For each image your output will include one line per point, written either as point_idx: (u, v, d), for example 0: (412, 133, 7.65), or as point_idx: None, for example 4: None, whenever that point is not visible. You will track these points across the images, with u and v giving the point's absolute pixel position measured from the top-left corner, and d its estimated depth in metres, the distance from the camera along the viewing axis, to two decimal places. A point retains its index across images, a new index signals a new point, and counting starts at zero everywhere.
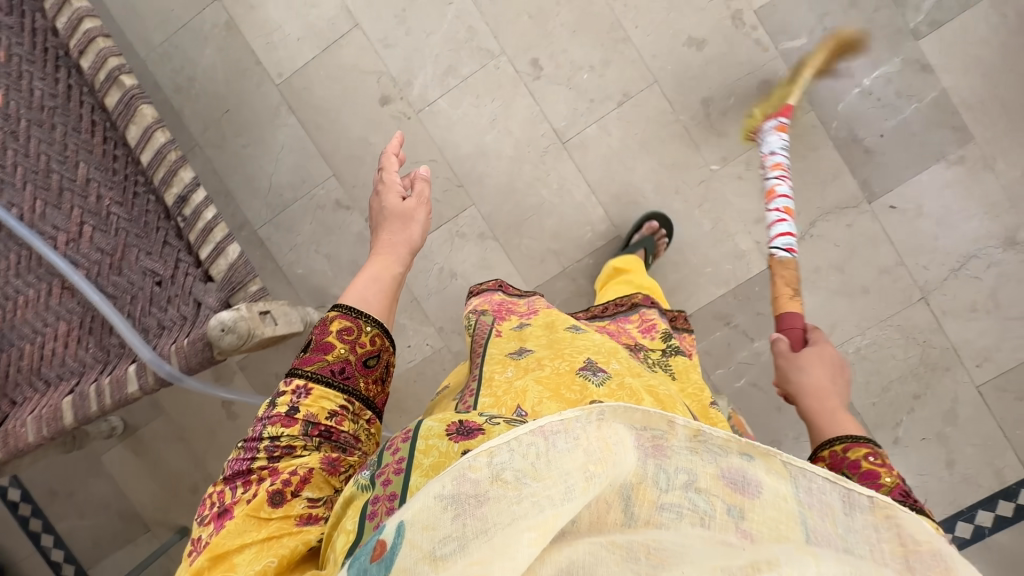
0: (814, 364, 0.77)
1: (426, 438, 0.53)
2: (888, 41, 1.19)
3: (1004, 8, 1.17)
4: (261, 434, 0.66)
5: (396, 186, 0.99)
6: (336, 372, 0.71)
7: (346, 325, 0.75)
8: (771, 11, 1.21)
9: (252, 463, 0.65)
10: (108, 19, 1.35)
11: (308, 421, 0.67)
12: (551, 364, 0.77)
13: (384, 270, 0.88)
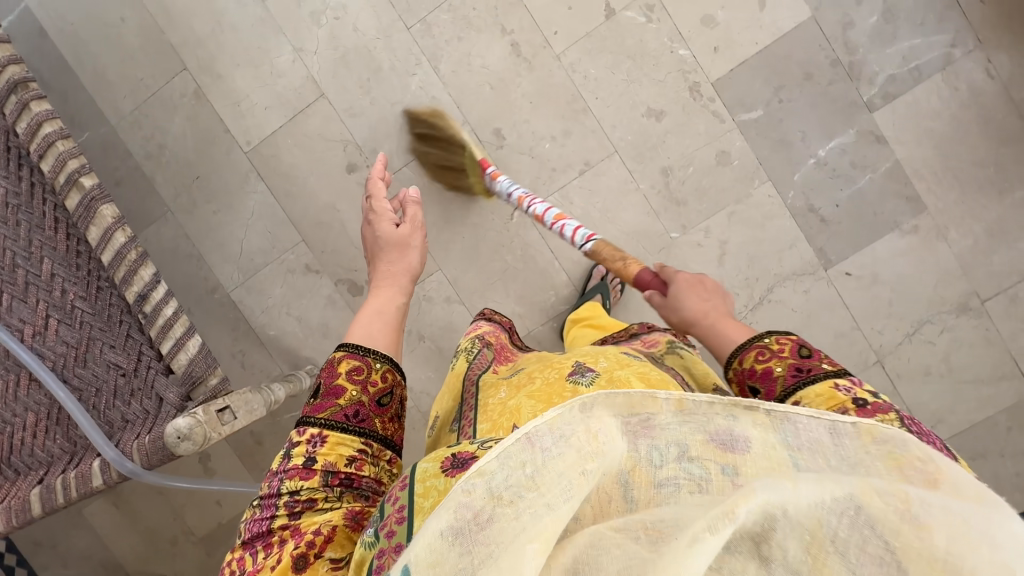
0: (681, 291, 0.77)
1: (424, 481, 0.51)
2: (842, 113, 1.22)
3: (955, 82, 1.19)
4: (278, 489, 0.59)
5: (387, 215, 1.00)
6: (348, 416, 0.65)
7: (355, 365, 0.69)
8: (728, 84, 1.23)
9: (272, 522, 0.58)
10: (79, 87, 1.37)
11: (327, 470, 0.60)
12: (540, 376, 0.78)
13: (387, 301, 0.85)
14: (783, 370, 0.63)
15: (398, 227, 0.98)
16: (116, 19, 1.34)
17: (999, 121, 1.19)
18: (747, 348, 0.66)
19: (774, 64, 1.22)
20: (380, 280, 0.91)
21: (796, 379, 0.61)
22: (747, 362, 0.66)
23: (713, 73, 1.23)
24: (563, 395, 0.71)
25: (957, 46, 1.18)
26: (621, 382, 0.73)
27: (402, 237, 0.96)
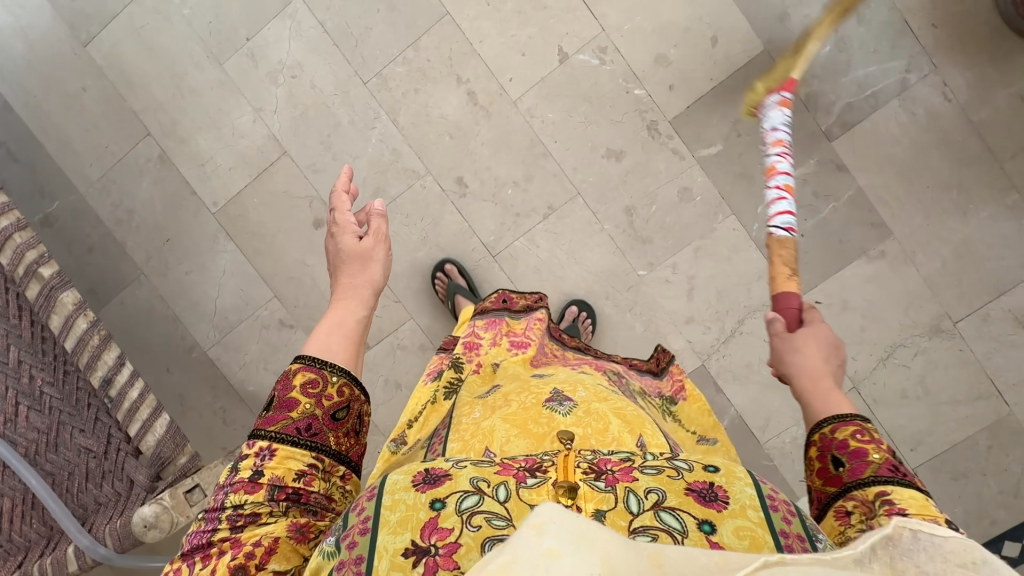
0: (816, 341, 0.66)
1: (393, 492, 0.49)
2: (802, 144, 1.21)
3: (913, 106, 1.18)
4: (222, 503, 0.55)
5: (351, 226, 0.80)
6: (299, 429, 0.59)
7: (310, 377, 0.62)
8: (685, 120, 1.23)
9: (213, 535, 0.54)
10: (46, 158, 1.38)
11: (273, 484, 0.56)
12: (517, 399, 0.73)
13: (345, 315, 0.71)
14: (879, 459, 0.54)
15: (360, 240, 0.79)
16: (76, 88, 1.35)
17: (959, 143, 1.19)
18: (843, 422, 0.57)
19: (730, 99, 1.21)
20: (338, 299, 0.74)
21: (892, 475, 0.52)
22: (841, 435, 0.57)
23: (671, 111, 1.23)
24: (538, 423, 0.67)
25: (912, 71, 1.17)
26: (598, 416, 0.69)
27: (364, 251, 0.77)
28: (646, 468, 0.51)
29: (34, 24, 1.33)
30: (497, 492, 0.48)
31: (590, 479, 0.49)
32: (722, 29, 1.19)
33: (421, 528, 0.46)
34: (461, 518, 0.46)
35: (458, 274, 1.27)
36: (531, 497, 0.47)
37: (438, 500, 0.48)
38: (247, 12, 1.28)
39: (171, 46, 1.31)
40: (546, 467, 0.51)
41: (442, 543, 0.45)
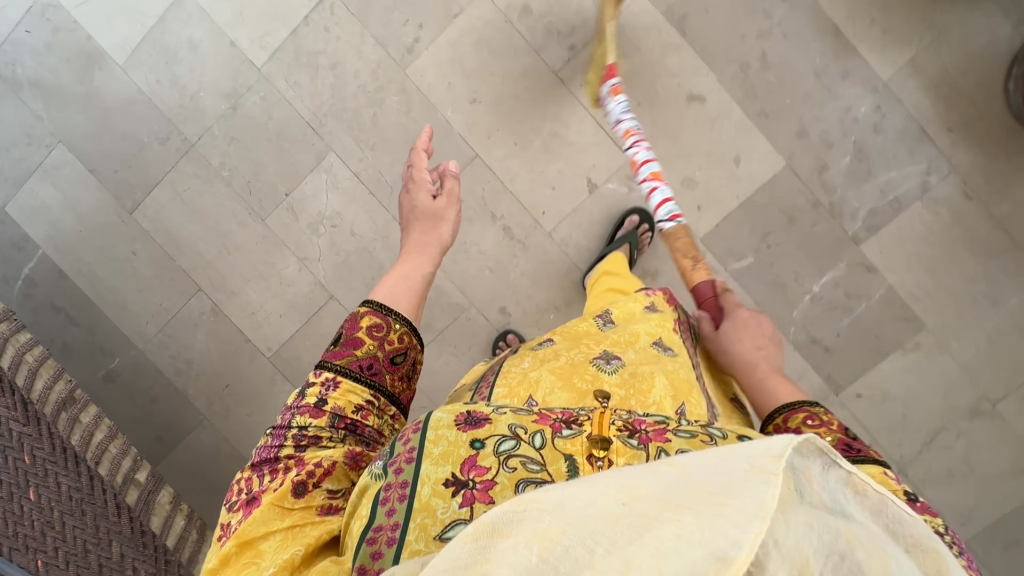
0: (748, 325, 0.84)
1: (437, 428, 0.57)
2: (830, 250, 1.26)
3: (936, 206, 1.23)
4: (290, 423, 0.66)
5: (426, 184, 0.96)
6: (362, 367, 0.70)
7: (375, 323, 0.74)
8: (716, 237, 1.27)
9: (280, 451, 0.64)
10: (102, 319, 1.44)
11: (335, 412, 0.66)
12: (567, 353, 0.80)
13: (414, 268, 0.86)
14: (832, 439, 0.67)
15: (434, 200, 0.95)
16: (127, 253, 1.40)
17: (984, 237, 1.23)
18: (793, 411, 0.73)
19: (757, 214, 1.26)
20: (411, 249, 0.90)
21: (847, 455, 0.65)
22: (793, 422, 0.72)
23: (700, 230, 1.27)
24: (583, 378, 0.75)
25: (932, 174, 1.21)
26: (643, 376, 0.75)
27: (435, 210, 0.94)
28: (680, 433, 0.57)
29: (81, 196, 1.39)
30: (533, 439, 0.56)
31: (623, 435, 0.56)
32: (743, 149, 1.24)
33: (462, 463, 0.54)
34: (499, 458, 0.55)
35: (621, 227, 1.28)
36: (566, 448, 0.55)
37: (478, 440, 0.55)
38: (283, 169, 1.33)
39: (213, 206, 1.37)
40: (582, 421, 0.58)
41: (479, 479, 0.53)
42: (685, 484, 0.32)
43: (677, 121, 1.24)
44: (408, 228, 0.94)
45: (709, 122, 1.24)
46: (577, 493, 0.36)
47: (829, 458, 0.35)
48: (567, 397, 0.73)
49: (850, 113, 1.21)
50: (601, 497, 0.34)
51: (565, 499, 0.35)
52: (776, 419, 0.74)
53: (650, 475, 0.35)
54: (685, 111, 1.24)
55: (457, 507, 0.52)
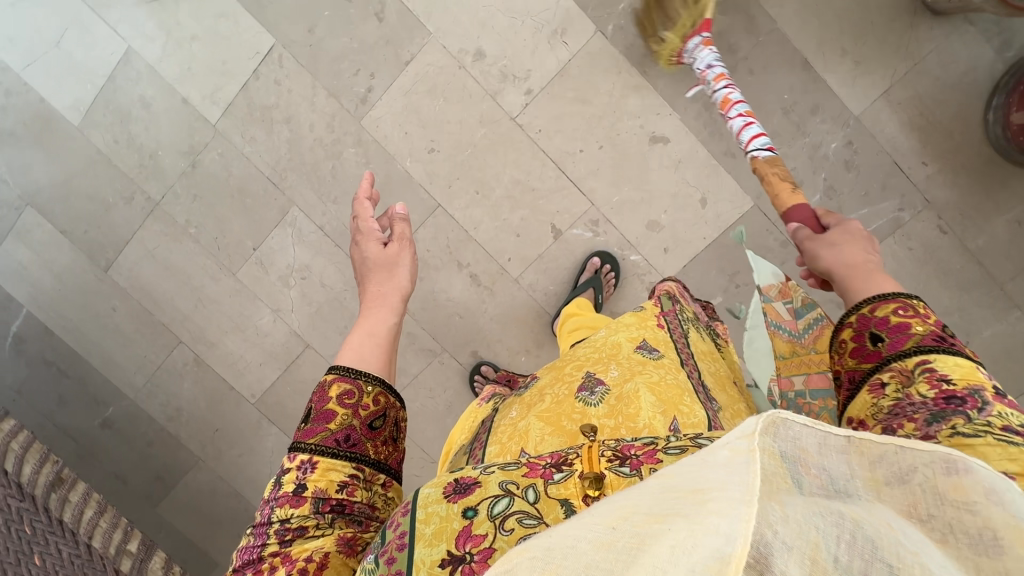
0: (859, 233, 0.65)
1: (426, 507, 0.52)
2: (800, 287, 1.24)
3: (909, 242, 1.19)
4: (269, 518, 0.55)
5: (374, 233, 0.83)
6: (339, 441, 0.58)
7: (346, 388, 0.62)
8: (684, 278, 1.26)
9: (263, 550, 0.54)
10: (92, 371, 1.49)
11: (318, 497, 0.55)
12: (552, 393, 0.79)
13: (377, 320, 0.71)
14: (922, 332, 0.51)
15: (386, 246, 0.81)
16: (108, 309, 1.43)
17: (958, 271, 1.20)
18: (884, 301, 0.55)
19: (725, 254, 1.24)
20: (369, 303, 0.74)
21: (935, 342, 0.50)
22: (881, 313, 0.54)
23: (668, 272, 1.26)
24: (571, 418, 0.73)
25: (906, 209, 1.18)
26: (630, 400, 0.72)
27: (389, 255, 0.79)
28: (670, 450, 0.55)
29: (57, 256, 1.41)
30: (527, 494, 0.52)
31: (615, 466, 0.54)
32: (711, 190, 1.21)
33: (455, 538, 0.50)
34: (494, 522, 0.50)
35: (583, 270, 1.26)
36: (560, 494, 0.52)
37: (469, 508, 0.51)
38: (248, 225, 1.33)
39: (184, 263, 1.38)
40: (572, 461, 0.55)
41: (476, 550, 0.48)
42: (674, 490, 0.29)
43: (641, 163, 1.21)
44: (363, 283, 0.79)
45: (674, 164, 1.20)
46: (570, 529, 0.33)
47: (820, 427, 0.29)
48: (557, 440, 0.71)
49: (820, 150, 1.17)
50: (591, 532, 0.31)
51: (560, 540, 0.32)
52: (855, 313, 0.56)
53: (641, 497, 0.32)
54: (648, 153, 1.20)
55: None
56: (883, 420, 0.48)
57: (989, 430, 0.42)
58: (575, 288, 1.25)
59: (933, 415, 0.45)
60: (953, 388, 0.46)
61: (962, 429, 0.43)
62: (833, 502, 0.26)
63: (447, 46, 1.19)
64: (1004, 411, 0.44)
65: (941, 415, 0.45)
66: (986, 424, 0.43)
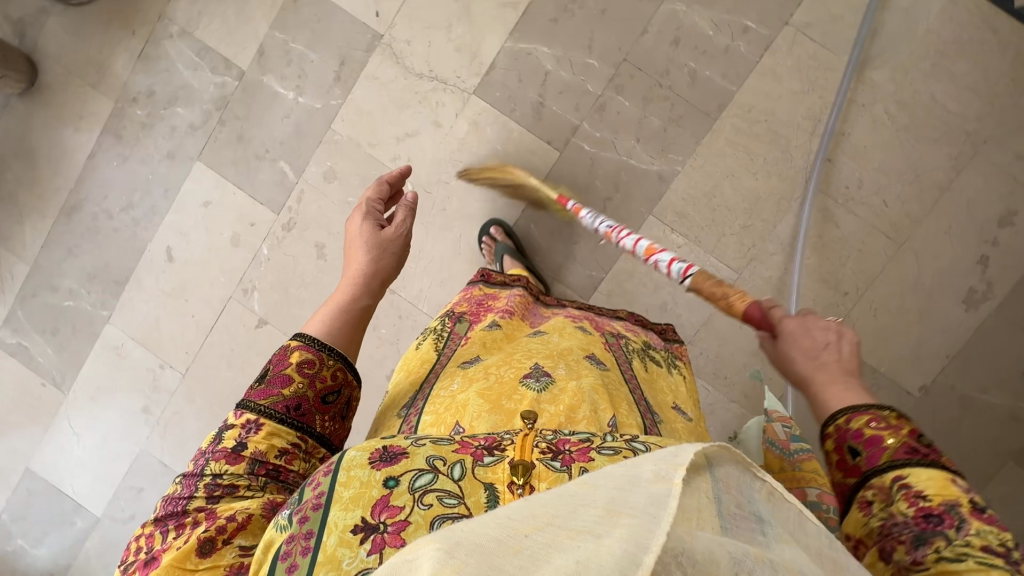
0: (808, 330, 0.69)
1: (349, 471, 0.51)
2: (255, 94, 1.35)
3: (194, 14, 1.35)
4: (205, 471, 0.61)
5: (374, 215, 0.87)
6: (289, 409, 0.64)
7: (307, 357, 0.67)
8: (271, 200, 1.38)
9: (189, 503, 0.59)
10: None
11: (254, 458, 0.61)
12: (497, 373, 0.78)
13: (350, 298, 0.76)
14: (896, 442, 0.55)
15: (382, 228, 0.85)
16: None
17: None
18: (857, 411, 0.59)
19: (243, 170, 1.37)
20: (347, 280, 0.79)
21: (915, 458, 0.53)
22: (854, 423, 0.58)
23: (269, 215, 1.38)
24: (512, 400, 0.72)
25: (171, 31, 1.36)
26: (573, 394, 0.73)
27: (383, 239, 0.83)
28: (605, 449, 0.55)
29: None
30: (452, 471, 0.52)
31: (547, 459, 0.54)
32: (196, 199, 1.40)
33: (372, 506, 0.49)
34: (414, 495, 0.50)
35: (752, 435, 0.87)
36: (486, 477, 0.52)
37: (392, 478, 0.51)
38: None
39: None
40: (503, 447, 0.55)
41: (391, 520, 0.48)
42: (590, 504, 0.33)
43: (190, 263, 1.42)
44: (354, 251, 0.83)
45: (183, 236, 1.41)
46: (480, 523, 0.33)
47: (745, 467, 0.37)
48: (494, 418, 0.69)
49: (145, 119, 1.39)
50: (500, 527, 0.32)
51: (466, 532, 0.32)
52: (834, 423, 0.59)
53: (552, 498, 0.34)
54: (182, 259, 1.42)
55: (365, 556, 0.47)
56: (877, 541, 0.52)
57: (970, 552, 0.46)
58: (522, 255, 1.29)
59: (917, 538, 0.49)
60: (930, 506, 0.50)
61: (946, 553, 0.47)
62: (748, 537, 0.33)
63: (146, 436, 1.49)
64: (982, 527, 0.48)
65: (924, 536, 0.49)
66: (967, 546, 0.47)
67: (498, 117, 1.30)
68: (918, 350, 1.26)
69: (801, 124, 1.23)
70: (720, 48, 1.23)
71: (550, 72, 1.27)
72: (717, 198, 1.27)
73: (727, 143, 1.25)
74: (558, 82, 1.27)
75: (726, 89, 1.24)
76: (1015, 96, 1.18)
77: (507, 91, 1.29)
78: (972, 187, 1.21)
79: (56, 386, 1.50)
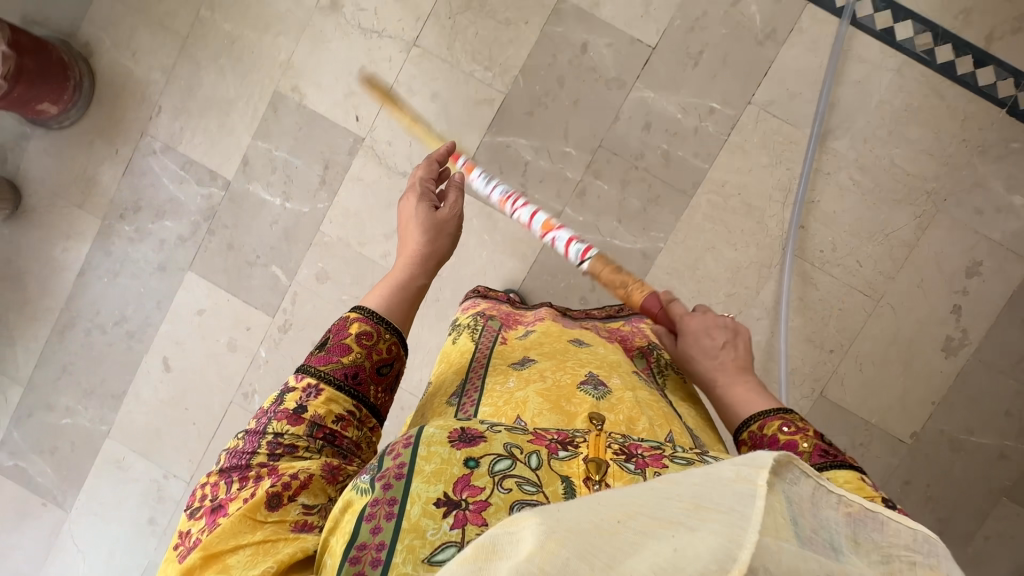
0: (703, 333, 0.82)
1: (428, 445, 0.53)
2: (243, 202, 1.37)
3: (177, 128, 1.37)
4: (265, 428, 0.63)
5: (428, 197, 0.91)
6: (348, 377, 0.67)
7: (366, 329, 0.70)
8: (266, 304, 1.39)
9: (252, 459, 0.61)
10: None
11: (314, 421, 0.63)
12: (553, 376, 0.76)
13: (409, 276, 0.81)
14: (809, 447, 0.65)
15: (436, 210, 0.89)
16: None
17: (187, 77, 1.36)
18: (771, 419, 0.70)
19: (235, 276, 1.39)
20: (404, 258, 0.84)
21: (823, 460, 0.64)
22: (769, 429, 0.69)
23: (265, 318, 1.39)
24: (570, 401, 0.72)
25: (155, 145, 1.38)
26: (631, 405, 0.72)
27: (438, 221, 0.87)
28: (676, 457, 0.56)
29: None
30: (529, 460, 0.53)
31: (620, 460, 0.55)
32: (190, 307, 1.40)
33: (455, 482, 0.51)
34: (494, 478, 0.51)
35: None
36: (563, 470, 0.53)
37: (472, 459, 0.52)
38: None
39: None
40: (577, 442, 0.57)
41: (472, 499, 0.50)
42: (676, 498, 0.31)
43: (187, 372, 1.41)
44: (408, 235, 0.87)
45: (179, 344, 1.41)
46: (576, 512, 0.34)
47: (821, 482, 0.33)
48: (556, 415, 0.69)
49: (133, 232, 1.40)
50: (596, 515, 0.32)
51: (565, 515, 0.33)
52: (750, 430, 0.71)
53: (641, 494, 0.34)
54: (179, 367, 1.42)
55: (448, 529, 0.48)
56: None
57: None
58: None
59: None
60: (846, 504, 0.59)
61: None
62: (826, 555, 0.27)
63: (153, 548, 1.45)
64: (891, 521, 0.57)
65: None
66: None
67: (482, 208, 1.33)
68: (905, 399, 1.31)
69: (773, 194, 1.28)
70: (689, 130, 1.29)
71: (529, 162, 1.31)
72: (700, 270, 1.31)
73: (705, 218, 1.30)
74: (538, 171, 1.31)
75: (699, 167, 1.29)
76: (969, 155, 1.25)
77: (489, 183, 1.32)
78: (939, 242, 1.28)
79: (57, 505, 1.47)
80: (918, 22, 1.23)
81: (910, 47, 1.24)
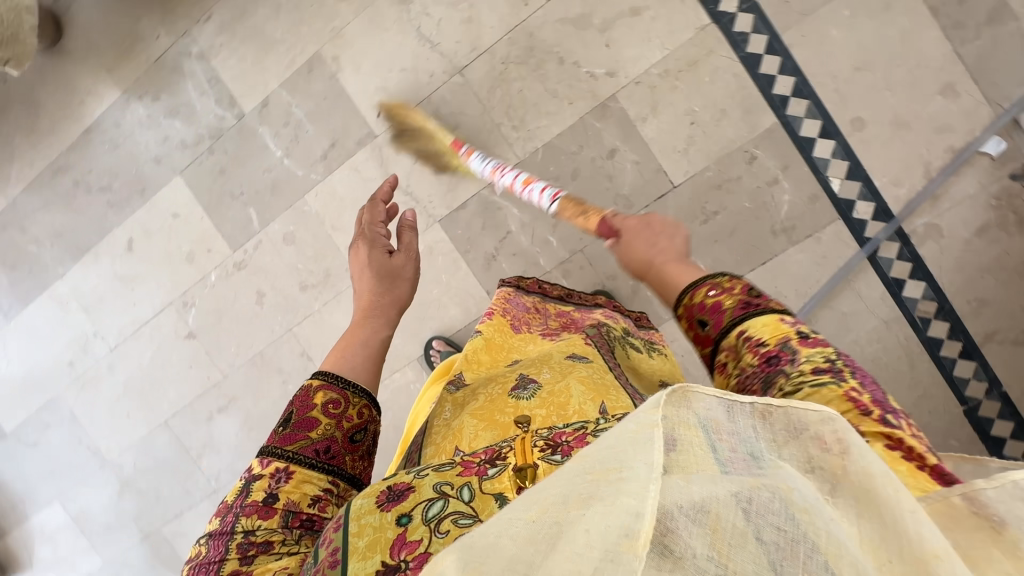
0: (638, 228, 0.75)
1: (359, 519, 0.48)
2: (248, 138, 1.40)
3: (218, 42, 1.38)
4: (233, 528, 0.55)
5: (380, 241, 0.84)
6: (320, 452, 0.60)
7: (331, 396, 0.64)
8: (231, 236, 1.45)
9: (220, 565, 0.53)
10: None
11: (288, 509, 0.56)
12: (485, 391, 0.76)
13: (373, 335, 0.74)
14: (732, 302, 0.57)
15: (392, 255, 0.83)
16: None
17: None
18: (699, 286, 0.60)
19: (216, 198, 1.45)
20: (364, 313, 0.77)
21: (751, 309, 0.56)
22: (698, 297, 0.59)
23: (224, 249, 1.46)
24: (506, 414, 0.71)
25: (193, 48, 1.40)
26: (559, 393, 0.71)
27: (394, 269, 0.81)
28: (600, 429, 0.51)
29: None
30: (461, 493, 0.49)
31: (547, 455, 0.50)
32: (168, 205, 1.47)
33: (390, 548, 0.46)
34: (429, 527, 0.47)
35: None
36: (495, 488, 0.48)
37: (402, 516, 0.48)
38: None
39: None
40: (502, 454, 0.52)
41: (410, 556, 0.45)
42: (580, 470, 0.31)
43: (144, 259, 1.51)
44: (360, 283, 0.80)
45: (145, 233, 1.50)
46: (491, 525, 0.32)
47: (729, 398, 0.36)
48: (491, 433, 0.68)
49: (145, 115, 1.45)
50: (512, 520, 0.31)
51: (481, 534, 0.32)
52: (684, 302, 0.60)
53: (552, 477, 0.33)
54: (139, 253, 1.51)
55: None
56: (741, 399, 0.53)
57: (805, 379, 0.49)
58: None
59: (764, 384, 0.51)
60: (769, 349, 0.53)
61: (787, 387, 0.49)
62: (746, 472, 0.32)
63: (65, 386, 1.61)
64: (810, 354, 0.51)
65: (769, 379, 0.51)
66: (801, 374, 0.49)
67: (450, 250, 1.35)
68: None
69: None
70: None
71: (512, 233, 1.32)
72: None
73: None
74: (515, 244, 1.32)
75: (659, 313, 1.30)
76: None
77: (467, 232, 1.34)
78: None
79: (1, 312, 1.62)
80: (931, 288, 1.19)
81: (910, 306, 1.20)
